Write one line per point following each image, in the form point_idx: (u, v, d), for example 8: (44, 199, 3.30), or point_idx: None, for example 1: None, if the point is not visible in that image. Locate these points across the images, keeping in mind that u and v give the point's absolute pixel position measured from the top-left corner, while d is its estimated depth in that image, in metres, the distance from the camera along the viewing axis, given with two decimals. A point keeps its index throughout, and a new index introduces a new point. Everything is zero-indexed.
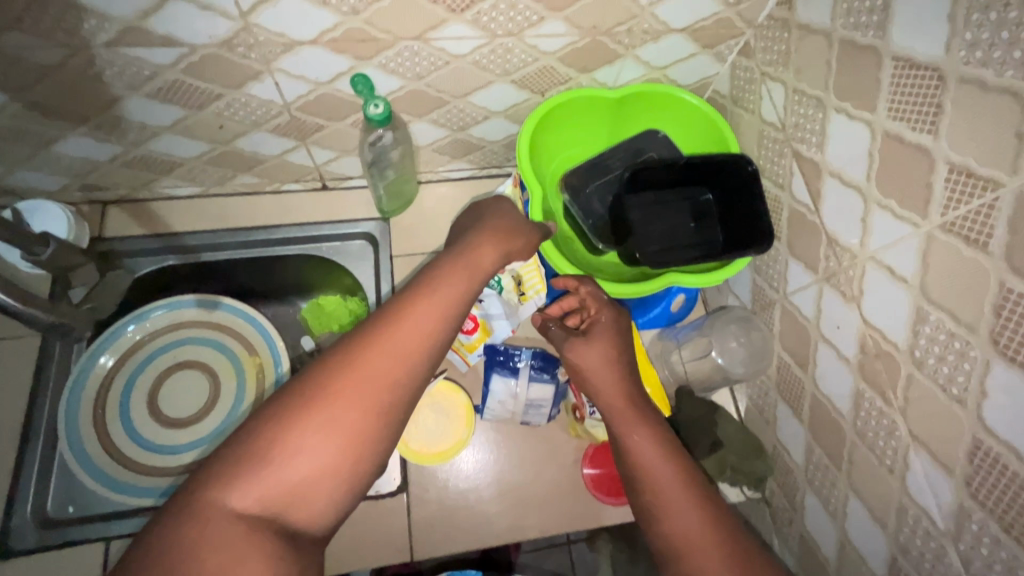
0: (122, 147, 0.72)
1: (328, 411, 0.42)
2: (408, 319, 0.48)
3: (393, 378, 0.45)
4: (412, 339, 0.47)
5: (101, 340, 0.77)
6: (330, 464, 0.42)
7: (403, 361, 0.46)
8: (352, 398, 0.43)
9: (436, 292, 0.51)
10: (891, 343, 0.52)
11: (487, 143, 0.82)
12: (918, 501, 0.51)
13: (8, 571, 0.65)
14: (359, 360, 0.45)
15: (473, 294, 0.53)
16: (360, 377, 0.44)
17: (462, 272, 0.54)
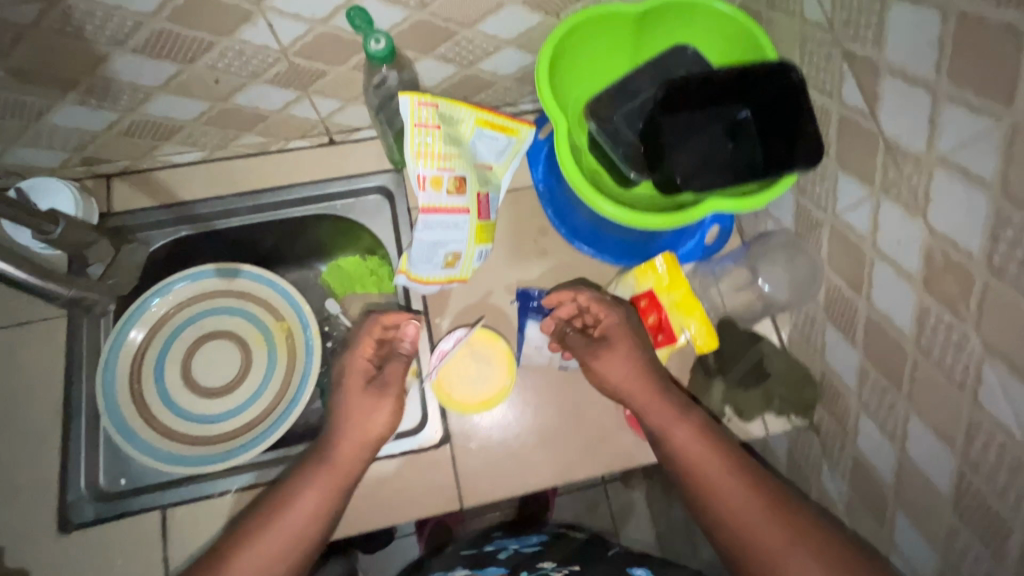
0: (115, 113, 0.68)
1: (256, 542, 0.58)
2: (326, 466, 0.62)
3: (306, 516, 0.60)
4: (294, 525, 0.60)
5: (127, 314, 0.76)
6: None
7: (318, 500, 0.61)
8: (272, 535, 0.59)
9: (295, 510, 0.60)
10: (963, 252, 0.48)
11: (500, 78, 0.76)
12: (992, 416, 0.48)
13: (75, 543, 0.67)
14: (280, 505, 0.61)
15: (343, 487, 0.63)
16: (286, 515, 0.60)
17: (324, 473, 0.63)
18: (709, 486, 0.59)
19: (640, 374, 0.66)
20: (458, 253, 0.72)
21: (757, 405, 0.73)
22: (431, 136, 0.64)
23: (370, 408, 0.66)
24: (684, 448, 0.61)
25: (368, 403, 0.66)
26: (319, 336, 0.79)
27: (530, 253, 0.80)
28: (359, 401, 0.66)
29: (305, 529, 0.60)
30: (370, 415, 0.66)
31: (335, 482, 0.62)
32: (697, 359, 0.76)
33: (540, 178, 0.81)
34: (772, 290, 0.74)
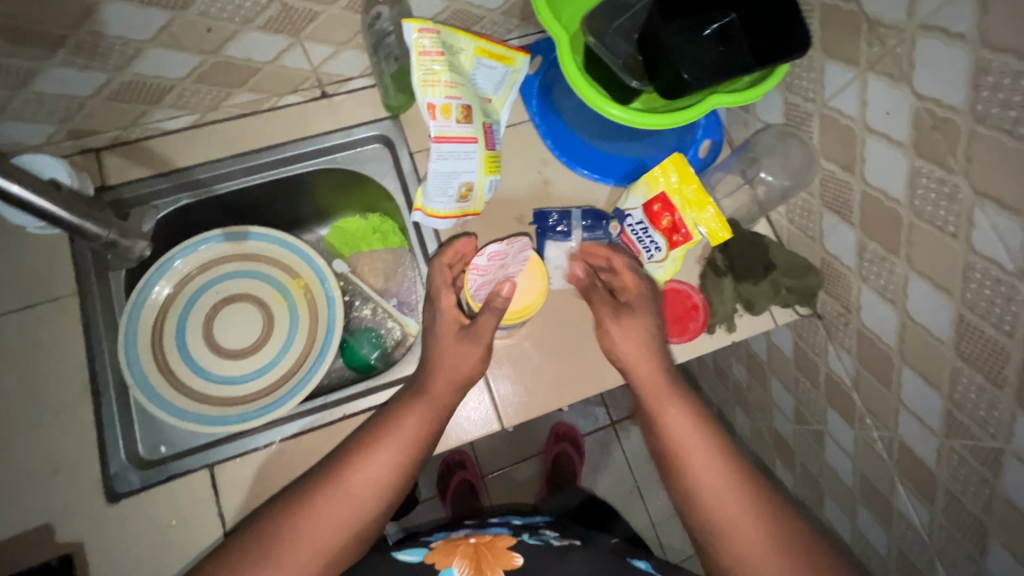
0: (104, 74, 0.66)
1: (367, 461, 0.62)
2: (425, 394, 0.67)
3: (412, 435, 0.64)
4: (375, 473, 0.62)
5: (150, 274, 0.77)
6: (373, 490, 0.62)
7: (420, 422, 0.65)
8: (387, 451, 0.63)
9: (382, 453, 0.63)
10: (948, 107, 0.53)
11: (488, 12, 0.77)
12: (985, 254, 0.53)
13: (125, 511, 0.66)
14: (386, 425, 0.65)
15: (421, 445, 0.65)
16: (391, 436, 0.64)
17: (415, 414, 0.65)
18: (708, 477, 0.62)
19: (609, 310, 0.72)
20: (470, 185, 0.73)
21: (766, 295, 0.77)
22: (435, 64, 0.65)
23: (462, 356, 0.68)
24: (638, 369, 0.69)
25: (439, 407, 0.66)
26: (338, 288, 0.80)
27: (536, 183, 0.82)
28: (449, 350, 0.69)
29: (413, 445, 0.64)
30: (461, 363, 0.68)
31: (434, 406, 0.66)
32: (707, 261, 0.80)
33: (535, 110, 0.83)
34: (772, 178, 0.78)
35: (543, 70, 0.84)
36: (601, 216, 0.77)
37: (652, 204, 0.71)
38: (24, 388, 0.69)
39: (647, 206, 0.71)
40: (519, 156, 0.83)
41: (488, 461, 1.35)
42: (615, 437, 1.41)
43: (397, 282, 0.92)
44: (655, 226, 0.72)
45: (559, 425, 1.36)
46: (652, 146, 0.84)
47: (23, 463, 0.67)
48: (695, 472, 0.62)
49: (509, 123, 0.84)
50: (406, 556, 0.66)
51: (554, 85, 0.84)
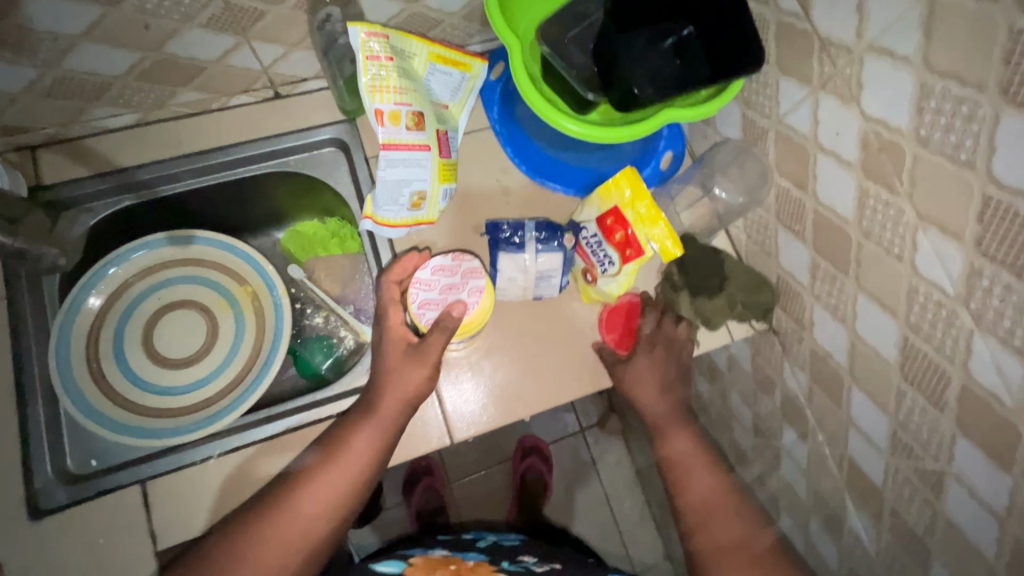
0: (34, 69, 0.63)
1: (317, 483, 0.62)
2: (375, 413, 0.65)
3: (362, 455, 0.64)
4: (332, 486, 0.63)
5: (85, 279, 0.74)
6: (324, 510, 0.62)
7: (371, 442, 0.64)
8: (337, 472, 0.63)
9: (338, 466, 0.63)
10: (893, 130, 0.52)
11: (446, 16, 0.75)
12: (927, 278, 0.53)
13: (50, 528, 0.63)
14: (339, 441, 0.65)
15: (376, 458, 0.64)
16: (343, 456, 0.64)
17: (367, 430, 0.64)
18: (692, 495, 0.71)
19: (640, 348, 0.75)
20: (423, 194, 0.71)
21: (722, 310, 0.77)
22: (382, 70, 0.63)
23: (405, 376, 0.66)
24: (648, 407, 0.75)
25: (386, 422, 0.64)
26: (286, 295, 0.78)
27: (495, 192, 0.81)
28: (394, 369, 0.66)
29: (364, 465, 0.64)
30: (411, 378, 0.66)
31: (382, 427, 0.65)
32: (664, 276, 0.80)
33: (496, 116, 0.81)
34: (727, 195, 0.77)
35: (505, 76, 0.82)
36: (555, 227, 0.72)
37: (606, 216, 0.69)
38: None
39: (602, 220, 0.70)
40: (477, 164, 0.81)
41: (453, 469, 1.33)
42: (583, 445, 1.40)
43: (354, 289, 0.89)
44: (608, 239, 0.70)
45: (525, 438, 1.35)
46: (613, 158, 0.83)
47: None
48: (685, 487, 0.72)
49: (468, 130, 0.82)
50: (384, 569, 0.73)
51: (516, 93, 0.82)
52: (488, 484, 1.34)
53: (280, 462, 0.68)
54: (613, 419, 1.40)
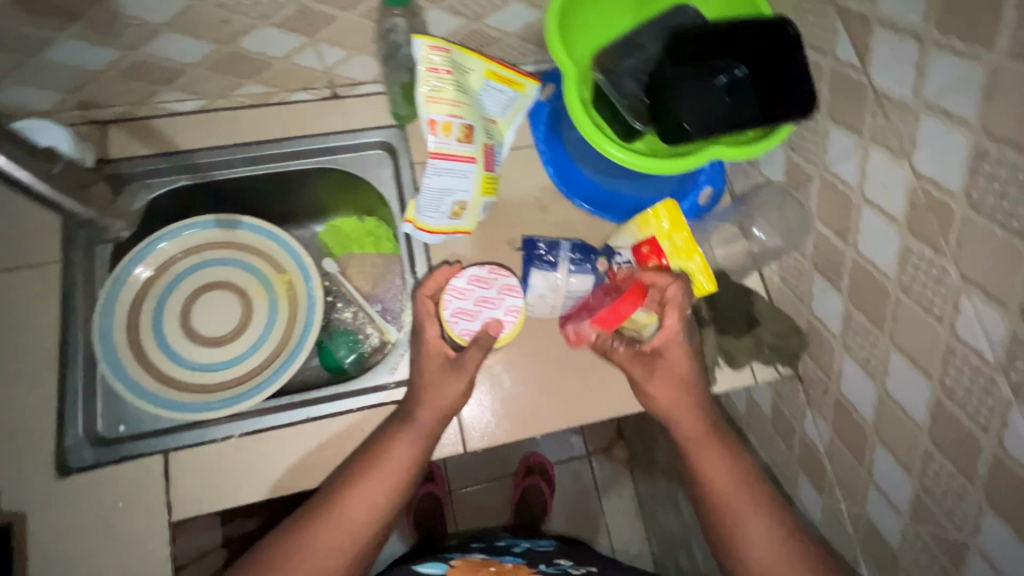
0: (116, 52, 0.67)
1: (357, 492, 0.63)
2: (412, 424, 0.65)
3: (401, 465, 0.64)
4: (372, 496, 0.63)
5: (135, 252, 0.77)
6: (365, 518, 0.62)
7: (410, 452, 0.65)
8: (378, 482, 0.63)
9: (377, 479, 0.63)
10: (944, 190, 0.52)
11: (505, 35, 0.77)
12: (966, 342, 0.52)
13: (74, 486, 0.66)
14: (377, 452, 0.65)
15: (413, 468, 0.65)
16: (381, 466, 0.64)
17: (405, 442, 0.65)
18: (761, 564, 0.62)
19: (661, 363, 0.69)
20: (464, 203, 0.73)
21: (748, 351, 0.77)
22: (440, 81, 0.65)
23: (439, 389, 0.67)
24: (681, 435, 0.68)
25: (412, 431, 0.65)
26: (320, 287, 0.80)
27: (532, 209, 0.82)
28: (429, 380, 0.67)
29: (404, 473, 0.64)
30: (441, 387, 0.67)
31: (419, 437, 0.65)
32: (692, 309, 0.79)
33: (541, 136, 0.83)
34: (765, 237, 0.77)
35: (555, 97, 0.84)
36: (590, 250, 0.74)
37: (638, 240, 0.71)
38: None
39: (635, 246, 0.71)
40: (518, 180, 0.83)
41: (456, 477, 1.33)
42: (589, 470, 1.38)
43: (384, 288, 0.91)
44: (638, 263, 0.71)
45: (530, 456, 1.35)
46: (652, 186, 0.84)
47: None
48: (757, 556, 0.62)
49: (513, 146, 0.84)
50: (426, 569, 0.74)
51: (563, 115, 0.84)
52: (490, 496, 1.34)
53: (296, 450, 0.70)
54: (621, 446, 1.38)
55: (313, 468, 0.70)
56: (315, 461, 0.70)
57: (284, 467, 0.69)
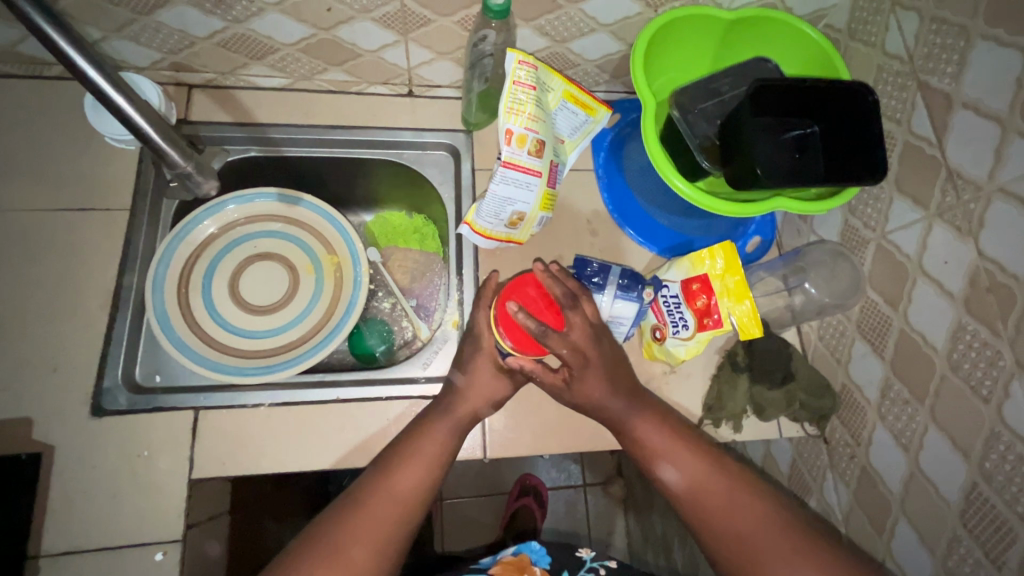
0: (222, 23, 0.70)
1: (398, 477, 0.62)
2: (444, 414, 0.67)
3: (437, 453, 0.65)
4: (413, 479, 0.63)
5: (200, 211, 0.80)
6: (410, 499, 0.62)
7: (444, 440, 0.66)
8: (417, 466, 0.63)
9: (417, 463, 0.63)
10: (1009, 274, 0.53)
11: (584, 61, 0.80)
12: (1013, 428, 0.52)
13: (105, 427, 0.67)
14: (412, 438, 0.65)
15: (446, 457, 0.65)
16: (418, 452, 0.64)
17: (438, 431, 0.66)
18: None
19: (622, 391, 0.68)
20: (522, 215, 0.75)
21: (778, 405, 0.76)
22: (523, 94, 0.68)
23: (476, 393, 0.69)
24: (668, 456, 0.65)
25: (448, 423, 0.66)
26: (367, 273, 0.81)
27: (582, 231, 0.84)
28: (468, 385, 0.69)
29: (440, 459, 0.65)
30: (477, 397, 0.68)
31: (452, 429, 0.67)
32: (726, 354, 0.79)
33: (602, 161, 0.85)
34: (814, 291, 0.78)
35: (619, 126, 0.86)
36: (638, 278, 0.74)
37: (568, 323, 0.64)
38: (54, 283, 0.71)
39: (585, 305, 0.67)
40: (573, 201, 0.85)
41: (449, 487, 1.31)
42: (583, 500, 1.36)
43: (422, 285, 0.92)
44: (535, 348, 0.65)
45: (526, 477, 1.33)
46: (703, 228, 0.83)
47: (28, 352, 0.68)
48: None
49: (573, 167, 0.86)
50: None
51: (626, 142, 0.85)
52: (480, 510, 1.32)
53: (322, 428, 0.71)
54: (618, 482, 1.36)
55: (333, 449, 0.70)
56: (339, 442, 0.71)
57: (307, 443, 0.70)
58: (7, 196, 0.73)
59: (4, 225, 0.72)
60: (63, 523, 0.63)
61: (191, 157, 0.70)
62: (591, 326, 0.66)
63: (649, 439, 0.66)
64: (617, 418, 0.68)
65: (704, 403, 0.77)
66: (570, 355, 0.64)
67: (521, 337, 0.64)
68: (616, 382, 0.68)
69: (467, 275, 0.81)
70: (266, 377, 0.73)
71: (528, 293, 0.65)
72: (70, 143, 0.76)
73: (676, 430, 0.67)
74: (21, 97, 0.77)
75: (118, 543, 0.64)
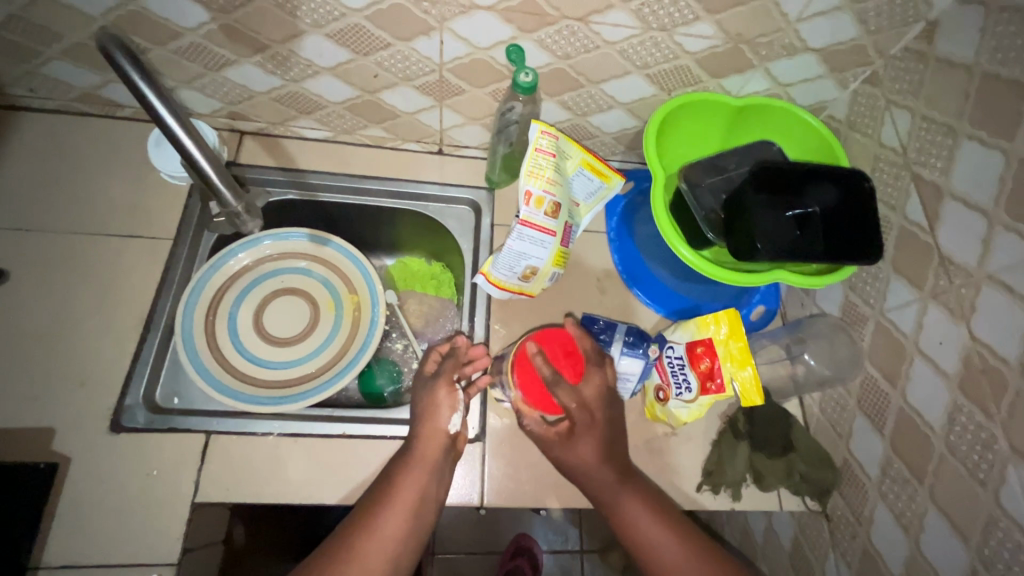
0: (280, 81, 0.78)
1: (375, 529, 0.63)
2: (414, 459, 0.68)
3: (413, 498, 0.65)
4: (395, 524, 0.64)
5: (239, 244, 0.85)
6: (396, 541, 0.63)
7: (418, 486, 0.66)
8: (396, 512, 0.64)
9: (396, 506, 0.64)
10: (1000, 358, 0.55)
11: (602, 134, 0.87)
12: (1010, 514, 0.53)
13: (121, 443, 0.70)
14: (391, 483, 0.66)
15: (429, 495, 0.67)
16: (393, 500, 0.65)
17: (416, 475, 0.67)
18: None
19: (602, 453, 0.69)
20: (535, 269, 0.79)
21: (779, 474, 0.76)
22: (544, 160, 0.74)
23: (439, 414, 0.71)
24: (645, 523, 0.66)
25: (426, 475, 0.67)
26: (384, 314, 0.85)
27: (592, 289, 0.88)
28: (440, 402, 0.71)
29: (417, 505, 0.66)
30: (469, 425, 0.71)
31: (427, 469, 0.67)
32: (727, 420, 0.80)
33: (614, 224, 0.90)
34: (815, 362, 0.79)
35: (632, 193, 0.91)
36: (644, 336, 0.78)
37: (586, 376, 0.70)
38: (95, 302, 0.76)
39: (607, 368, 0.72)
40: (584, 259, 0.89)
41: (442, 541, 1.28)
42: (578, 568, 1.31)
43: (434, 329, 0.95)
44: (549, 407, 0.69)
45: (520, 537, 1.30)
46: (709, 293, 0.87)
47: (61, 365, 0.72)
48: None
49: (586, 229, 0.91)
50: None
51: (637, 210, 0.91)
52: (471, 569, 1.28)
53: (327, 463, 0.73)
54: (618, 552, 1.31)
55: (336, 485, 0.72)
56: (342, 478, 0.72)
57: (310, 477, 0.72)
58: (64, 219, 0.80)
59: (58, 245, 0.79)
60: (68, 536, 0.65)
61: (240, 197, 0.76)
62: (606, 389, 0.71)
63: (628, 511, 0.67)
64: (597, 484, 0.68)
65: (704, 468, 0.77)
66: (579, 412, 0.68)
67: (537, 390, 0.68)
68: (599, 446, 0.69)
69: (479, 322, 0.84)
70: (279, 407, 0.75)
71: (554, 347, 0.70)
72: (129, 177, 0.84)
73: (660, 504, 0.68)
74: (94, 133, 0.85)
75: (116, 560, 0.65)
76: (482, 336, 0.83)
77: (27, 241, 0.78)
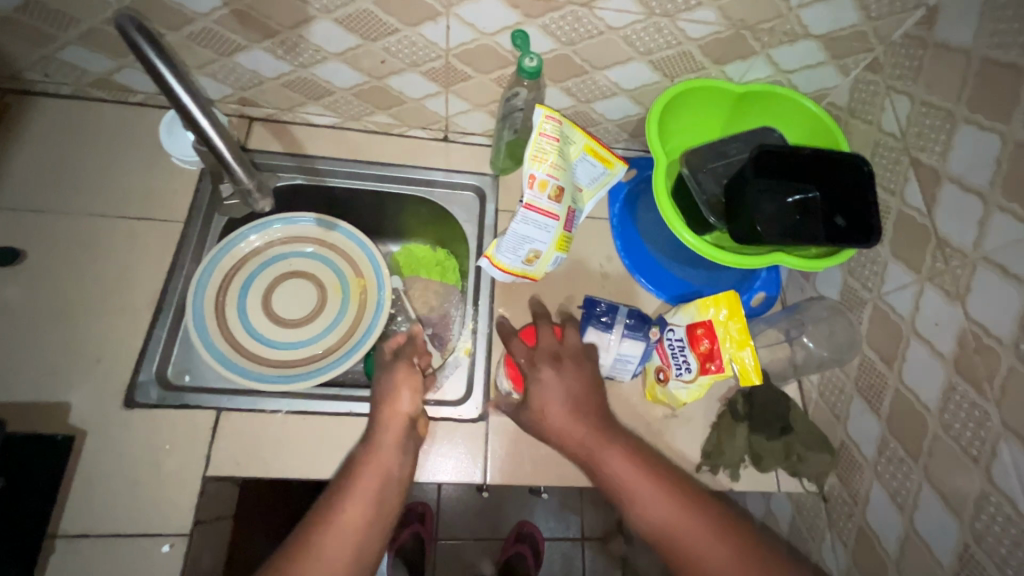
0: (289, 67, 0.80)
1: (337, 516, 0.60)
2: (375, 446, 0.66)
3: (375, 484, 0.63)
4: (361, 507, 0.61)
5: (249, 226, 0.87)
6: (363, 521, 0.61)
7: (381, 473, 0.64)
8: (358, 494, 0.62)
9: (357, 490, 0.62)
10: (994, 337, 0.56)
11: (605, 121, 0.88)
12: (1001, 488, 0.54)
13: (134, 418, 0.72)
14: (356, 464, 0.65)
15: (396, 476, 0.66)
16: (353, 488, 0.63)
17: (376, 462, 0.65)
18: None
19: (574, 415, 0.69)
20: (539, 253, 0.81)
21: (777, 455, 0.77)
22: (547, 144, 0.75)
23: (399, 395, 0.70)
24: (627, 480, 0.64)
25: (389, 462, 0.66)
26: (389, 297, 0.87)
27: (595, 275, 0.89)
28: (400, 383, 0.72)
29: (381, 488, 0.64)
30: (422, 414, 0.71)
31: (388, 456, 0.66)
32: (727, 402, 0.81)
33: (617, 210, 0.91)
34: (814, 346, 0.80)
35: (635, 180, 0.93)
36: (644, 319, 0.78)
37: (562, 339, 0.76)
38: (109, 282, 0.78)
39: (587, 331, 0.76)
40: (587, 245, 0.90)
41: (446, 526, 1.30)
42: (580, 555, 1.32)
43: (438, 314, 0.96)
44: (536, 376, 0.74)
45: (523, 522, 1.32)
46: (711, 278, 0.88)
47: (76, 342, 0.74)
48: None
49: (589, 215, 0.92)
50: None
51: (640, 197, 0.93)
52: (475, 553, 1.30)
53: (334, 439, 0.75)
54: (619, 538, 1.33)
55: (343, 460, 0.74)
56: (348, 454, 0.74)
57: (319, 452, 0.74)
58: (79, 201, 0.82)
59: (73, 226, 0.80)
60: (84, 506, 0.67)
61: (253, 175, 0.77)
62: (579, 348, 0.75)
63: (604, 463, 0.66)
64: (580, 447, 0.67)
65: (704, 449, 0.79)
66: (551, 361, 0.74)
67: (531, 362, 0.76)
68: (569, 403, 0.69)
69: (483, 305, 0.86)
70: (288, 385, 0.77)
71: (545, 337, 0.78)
72: (142, 160, 0.86)
73: (642, 461, 0.66)
74: (106, 118, 0.87)
75: (130, 529, 0.67)
76: (484, 318, 0.85)
77: (41, 223, 0.80)
